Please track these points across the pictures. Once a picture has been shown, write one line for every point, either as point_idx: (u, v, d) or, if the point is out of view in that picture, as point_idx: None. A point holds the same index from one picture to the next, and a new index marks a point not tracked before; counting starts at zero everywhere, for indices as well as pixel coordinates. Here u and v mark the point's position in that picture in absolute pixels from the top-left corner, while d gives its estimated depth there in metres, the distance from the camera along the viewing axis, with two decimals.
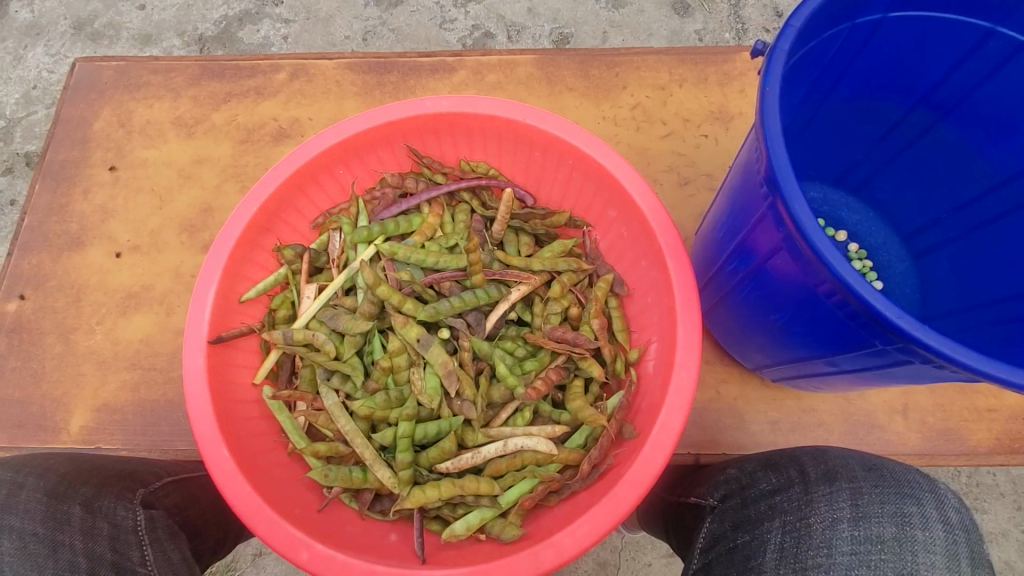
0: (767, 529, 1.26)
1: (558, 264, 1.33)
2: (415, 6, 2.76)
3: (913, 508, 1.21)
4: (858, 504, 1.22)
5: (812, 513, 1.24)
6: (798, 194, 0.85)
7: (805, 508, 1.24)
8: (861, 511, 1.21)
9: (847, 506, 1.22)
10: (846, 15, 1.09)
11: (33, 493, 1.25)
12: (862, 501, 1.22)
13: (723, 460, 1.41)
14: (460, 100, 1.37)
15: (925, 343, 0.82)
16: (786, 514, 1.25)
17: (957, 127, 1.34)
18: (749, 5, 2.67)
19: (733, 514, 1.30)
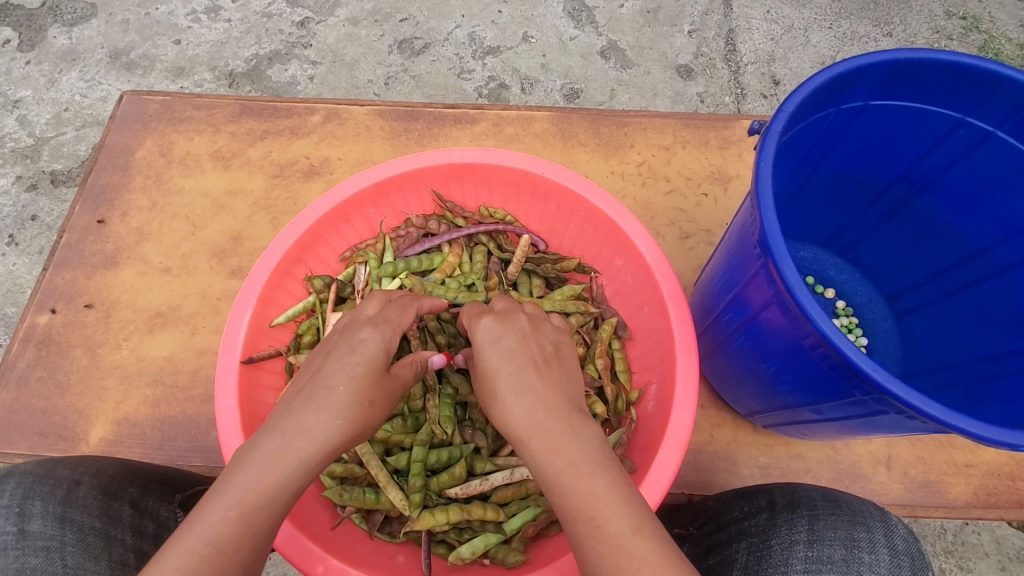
0: (734, 549, 1.25)
1: (567, 306, 1.46)
2: (436, 56, 2.97)
3: (863, 534, 1.19)
4: (814, 528, 1.20)
5: (773, 535, 1.22)
6: (786, 258, 0.97)
7: (767, 531, 1.23)
8: (817, 534, 1.20)
9: (805, 532, 1.20)
10: (831, 102, 1.22)
11: (90, 490, 1.24)
12: (818, 526, 1.20)
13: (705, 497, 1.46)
14: (484, 152, 1.50)
15: (897, 395, 0.91)
16: (751, 536, 1.24)
17: (934, 201, 1.47)
18: (748, 72, 2.88)
19: (706, 539, 1.32)
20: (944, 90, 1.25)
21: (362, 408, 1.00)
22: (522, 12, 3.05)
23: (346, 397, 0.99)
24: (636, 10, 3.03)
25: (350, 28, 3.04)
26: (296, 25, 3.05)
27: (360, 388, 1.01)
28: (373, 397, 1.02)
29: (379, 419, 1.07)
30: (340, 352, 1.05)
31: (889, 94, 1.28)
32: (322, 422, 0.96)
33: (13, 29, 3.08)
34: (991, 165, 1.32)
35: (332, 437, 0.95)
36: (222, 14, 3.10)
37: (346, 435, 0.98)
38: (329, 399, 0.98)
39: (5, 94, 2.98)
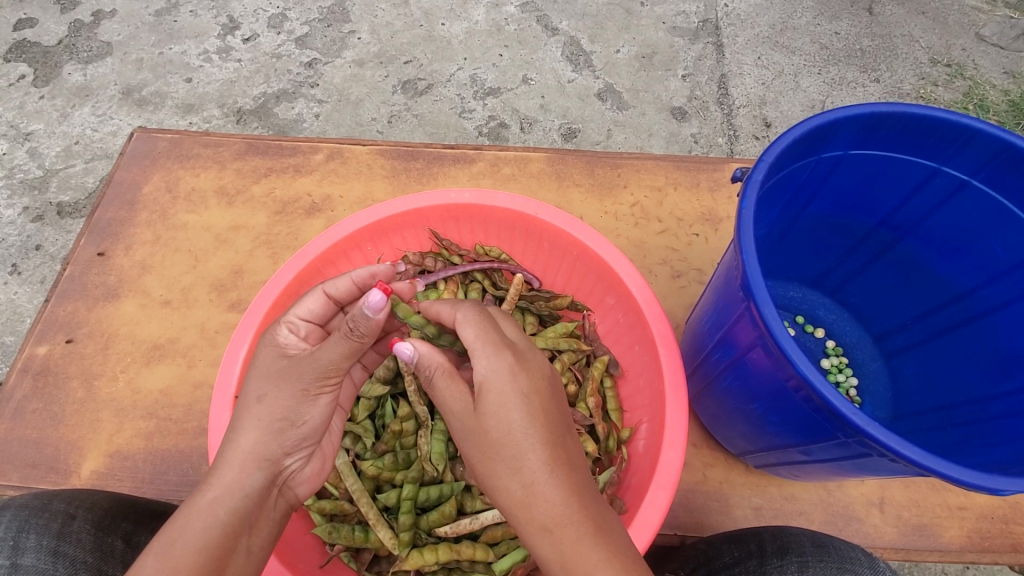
0: None
1: (560, 343, 1.48)
2: (438, 96, 3.08)
3: None
4: None
5: None
6: (768, 302, 1.00)
7: None
8: None
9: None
10: (811, 151, 1.28)
11: (84, 523, 1.23)
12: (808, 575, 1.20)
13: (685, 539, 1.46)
14: (480, 193, 1.55)
15: (878, 438, 0.93)
16: None
17: (915, 245, 1.51)
18: (740, 115, 2.98)
19: None
20: (919, 141, 1.31)
21: (283, 399, 1.04)
22: (522, 55, 3.18)
23: (267, 393, 1.04)
24: (632, 55, 3.16)
25: (357, 69, 3.16)
26: (304, 65, 3.17)
27: (279, 378, 1.05)
28: (296, 385, 1.04)
29: (317, 421, 1.10)
30: (261, 361, 1.07)
31: (867, 144, 1.34)
32: (242, 429, 1.03)
33: (30, 65, 3.19)
34: (968, 212, 1.37)
35: (252, 437, 1.02)
36: (233, 55, 3.23)
37: (269, 442, 1.03)
38: (250, 403, 1.04)
39: (18, 127, 3.07)
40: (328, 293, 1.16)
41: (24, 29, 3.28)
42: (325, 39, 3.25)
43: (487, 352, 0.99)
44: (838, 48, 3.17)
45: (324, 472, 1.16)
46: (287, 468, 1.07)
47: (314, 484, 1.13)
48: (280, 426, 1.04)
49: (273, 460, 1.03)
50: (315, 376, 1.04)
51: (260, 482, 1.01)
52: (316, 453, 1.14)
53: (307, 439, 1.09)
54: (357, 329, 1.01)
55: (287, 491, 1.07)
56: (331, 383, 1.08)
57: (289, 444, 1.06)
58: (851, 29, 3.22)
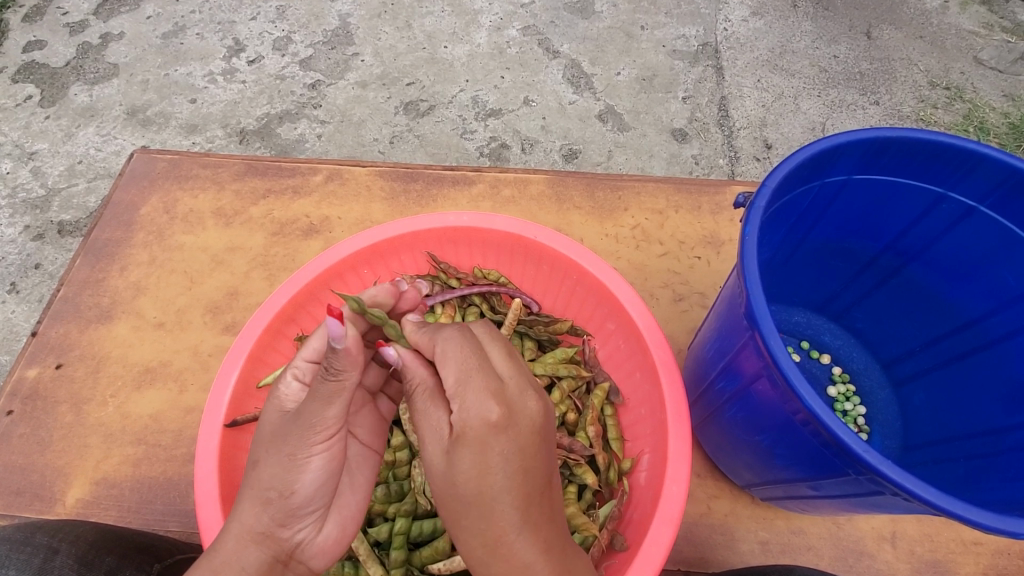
0: None
1: (559, 370, 1.45)
2: (440, 117, 3.09)
3: None
4: None
5: None
6: (773, 332, 0.96)
7: None
8: None
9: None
10: (815, 175, 1.26)
11: (67, 560, 1.16)
12: None
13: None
14: (478, 217, 1.53)
15: (890, 476, 0.88)
16: None
17: (923, 271, 1.48)
18: (741, 136, 2.98)
19: None
20: (925, 166, 1.28)
21: (270, 466, 0.96)
22: (524, 77, 3.20)
23: (259, 461, 0.98)
24: (632, 78, 3.18)
25: (359, 90, 3.18)
26: (307, 87, 3.20)
27: (269, 444, 0.98)
28: (282, 450, 0.96)
29: (315, 484, 0.99)
30: (261, 425, 1.03)
31: (871, 168, 1.32)
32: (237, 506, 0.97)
33: (37, 86, 3.22)
34: (975, 238, 1.34)
35: (247, 511, 0.95)
36: (237, 76, 3.25)
37: (262, 517, 0.95)
38: (243, 474, 0.98)
39: (22, 147, 3.08)
40: (332, 329, 1.09)
41: (34, 51, 3.32)
42: (329, 61, 3.28)
43: (471, 398, 0.88)
44: (836, 71, 3.19)
45: (344, 539, 1.05)
46: (290, 539, 0.98)
47: (331, 553, 1.03)
48: (271, 495, 0.95)
49: (268, 532, 0.95)
50: (301, 436, 0.96)
51: (257, 556, 0.94)
52: (329, 518, 1.04)
53: (307, 505, 0.99)
54: (331, 367, 0.92)
55: (297, 565, 0.99)
56: (319, 442, 0.97)
57: (285, 512, 0.96)
58: (850, 53, 3.24)
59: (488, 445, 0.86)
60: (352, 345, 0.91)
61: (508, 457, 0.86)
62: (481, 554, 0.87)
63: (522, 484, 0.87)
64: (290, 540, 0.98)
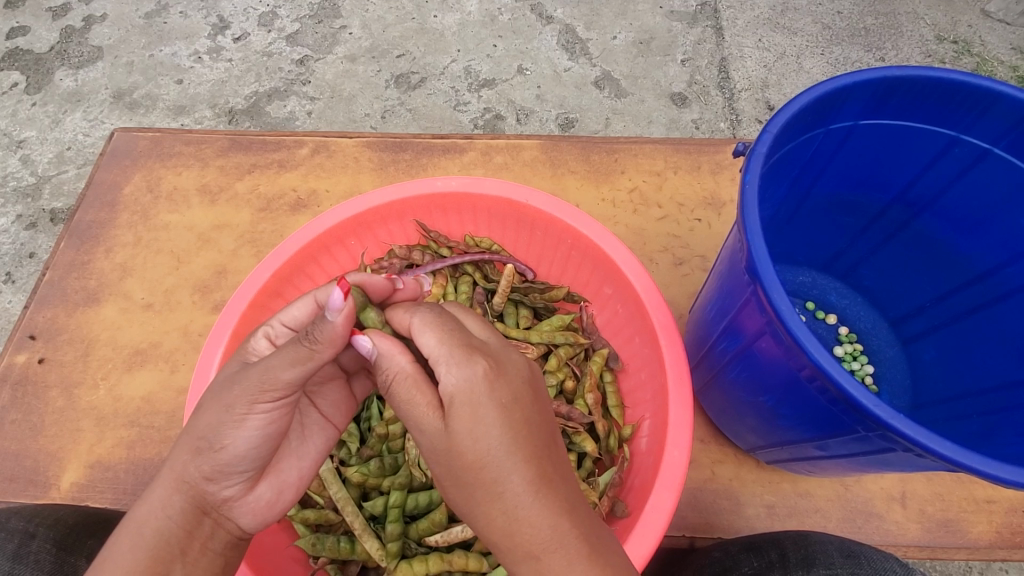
0: None
1: (556, 337, 1.41)
2: (432, 89, 2.99)
3: None
4: None
5: None
6: (776, 284, 0.91)
7: None
8: None
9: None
10: (820, 122, 1.19)
11: (44, 544, 1.14)
12: None
13: (678, 540, 1.38)
14: (466, 181, 1.47)
15: (902, 431, 0.84)
16: None
17: (933, 222, 1.42)
18: (742, 99, 2.87)
19: None
20: (936, 108, 1.22)
21: (209, 415, 0.92)
22: (517, 45, 3.09)
23: (200, 406, 0.94)
24: (629, 41, 3.06)
25: (348, 64, 3.08)
26: (296, 63, 3.10)
27: (216, 389, 0.94)
28: (222, 400, 0.91)
29: (255, 441, 0.94)
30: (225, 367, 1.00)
31: (879, 112, 1.25)
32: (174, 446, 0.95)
33: (22, 73, 3.14)
34: (990, 182, 1.28)
35: (178, 457, 0.93)
36: (223, 54, 3.15)
37: (192, 466, 0.93)
38: (190, 415, 0.95)
39: (10, 135, 3.01)
40: (319, 301, 1.04)
41: (17, 37, 3.22)
42: (316, 36, 3.17)
43: (455, 360, 0.85)
44: (840, 27, 3.06)
45: (277, 505, 1.02)
46: (216, 494, 0.95)
47: (263, 516, 1.00)
48: (199, 446, 0.92)
49: (194, 483, 0.93)
50: (244, 389, 0.90)
51: (183, 503, 0.93)
52: (263, 480, 1.01)
53: (240, 465, 0.95)
54: (310, 334, 0.88)
55: (225, 521, 0.97)
56: (265, 402, 0.91)
57: (210, 466, 0.93)
58: (854, 9, 3.11)
59: (484, 406, 0.83)
60: (341, 323, 0.88)
61: (498, 410, 0.84)
62: (504, 521, 0.83)
63: (528, 439, 0.85)
64: (212, 493, 0.95)
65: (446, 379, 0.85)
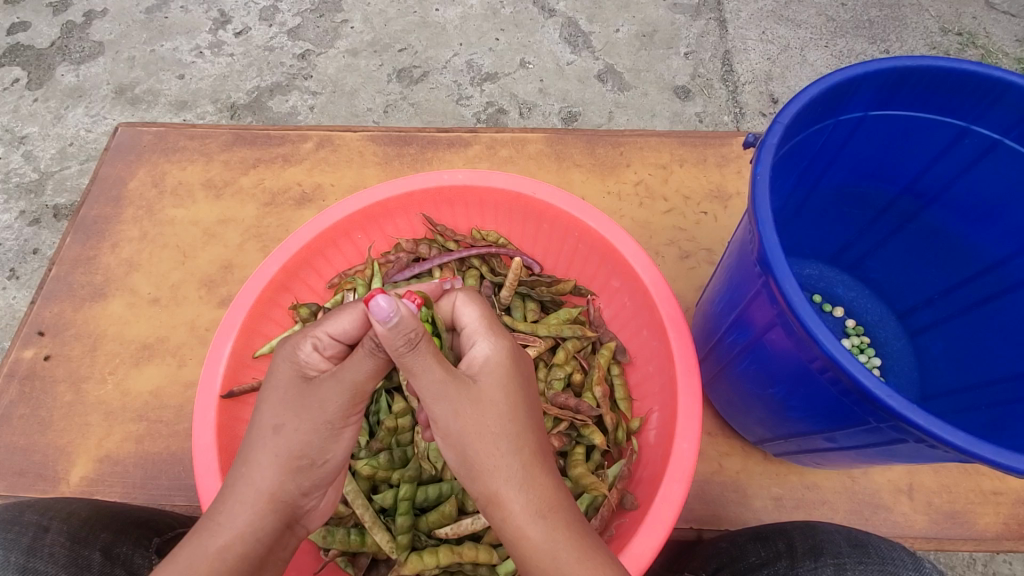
0: None
1: (563, 331, 1.41)
2: (434, 83, 2.98)
3: None
4: None
5: None
6: (788, 275, 0.91)
7: None
8: None
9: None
10: (830, 112, 1.19)
11: (57, 537, 1.15)
12: None
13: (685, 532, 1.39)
14: (474, 174, 1.46)
15: (916, 422, 0.84)
16: None
17: (942, 213, 1.42)
18: (745, 92, 2.86)
19: None
20: (946, 98, 1.21)
21: (304, 431, 0.96)
22: (519, 39, 3.07)
23: (285, 423, 0.96)
24: (632, 34, 3.05)
25: (350, 59, 3.07)
26: (297, 58, 3.09)
27: (301, 405, 0.97)
28: (319, 417, 0.96)
29: (342, 452, 1.02)
30: (278, 380, 0.99)
31: (888, 103, 1.25)
32: (257, 465, 0.95)
33: (23, 68, 3.13)
34: (1001, 172, 1.27)
35: (268, 476, 0.94)
36: (225, 49, 3.14)
37: (287, 483, 0.95)
38: (268, 432, 0.96)
39: (12, 131, 3.01)
40: (367, 313, 1.03)
41: (18, 33, 3.21)
42: (318, 30, 3.16)
43: (492, 333, 1.02)
44: (844, 19, 3.04)
45: (336, 507, 1.10)
46: (305, 507, 0.99)
47: (326, 519, 1.08)
48: (300, 463, 0.96)
49: (291, 500, 0.96)
50: (339, 404, 0.97)
51: (276, 523, 0.94)
52: (332, 488, 1.08)
53: (328, 477, 1.02)
54: (376, 341, 0.92)
55: (299, 530, 1.01)
56: (354, 413, 1.00)
57: (310, 483, 0.98)
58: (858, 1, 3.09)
59: (514, 367, 0.99)
60: (401, 330, 0.93)
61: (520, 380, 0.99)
62: None
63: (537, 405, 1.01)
64: (304, 508, 0.99)
65: (484, 347, 1.00)
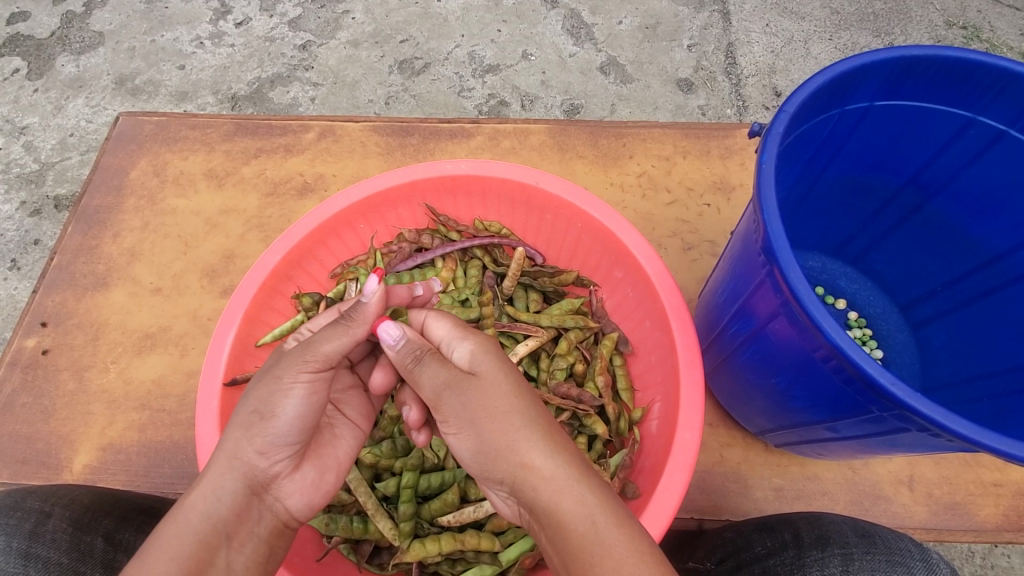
0: None
1: (565, 321, 1.41)
2: (436, 75, 2.96)
3: None
4: (850, 571, 1.09)
5: None
6: (793, 264, 0.91)
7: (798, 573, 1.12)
8: None
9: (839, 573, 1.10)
10: (836, 102, 1.18)
11: (60, 523, 1.16)
12: (853, 569, 1.10)
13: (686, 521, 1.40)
14: (477, 164, 1.46)
15: (920, 410, 0.84)
16: None
17: (947, 205, 1.41)
18: (749, 85, 2.85)
19: None
20: (952, 88, 1.20)
21: (258, 391, 0.96)
22: (521, 30, 3.05)
23: (251, 388, 0.98)
24: (635, 26, 3.03)
25: (352, 50, 3.05)
26: (298, 48, 3.07)
27: (264, 371, 0.99)
28: (270, 375, 0.96)
29: (305, 413, 0.97)
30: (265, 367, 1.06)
31: (894, 93, 1.24)
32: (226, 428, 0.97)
33: (23, 59, 3.12)
34: (1006, 164, 1.26)
35: (230, 438, 0.95)
36: (226, 39, 3.13)
37: (244, 444, 0.94)
38: (240, 399, 0.98)
39: (12, 121, 3.00)
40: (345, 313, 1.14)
41: (18, 23, 3.19)
42: (318, 21, 3.14)
43: (468, 339, 1.02)
44: (849, 12, 3.02)
45: (322, 486, 1.04)
46: (267, 472, 0.96)
47: (309, 496, 1.02)
48: (252, 421, 0.94)
49: (247, 462, 0.94)
50: (290, 361, 0.96)
51: (236, 485, 0.93)
52: (307, 460, 1.03)
53: (289, 438, 0.97)
54: (349, 313, 1.00)
55: (273, 502, 0.98)
56: (307, 373, 0.97)
57: (265, 441, 0.94)
58: None
59: (496, 358, 0.98)
60: (373, 303, 1.00)
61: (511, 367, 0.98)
62: None
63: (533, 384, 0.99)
64: (267, 473, 0.96)
65: (465, 354, 1.00)
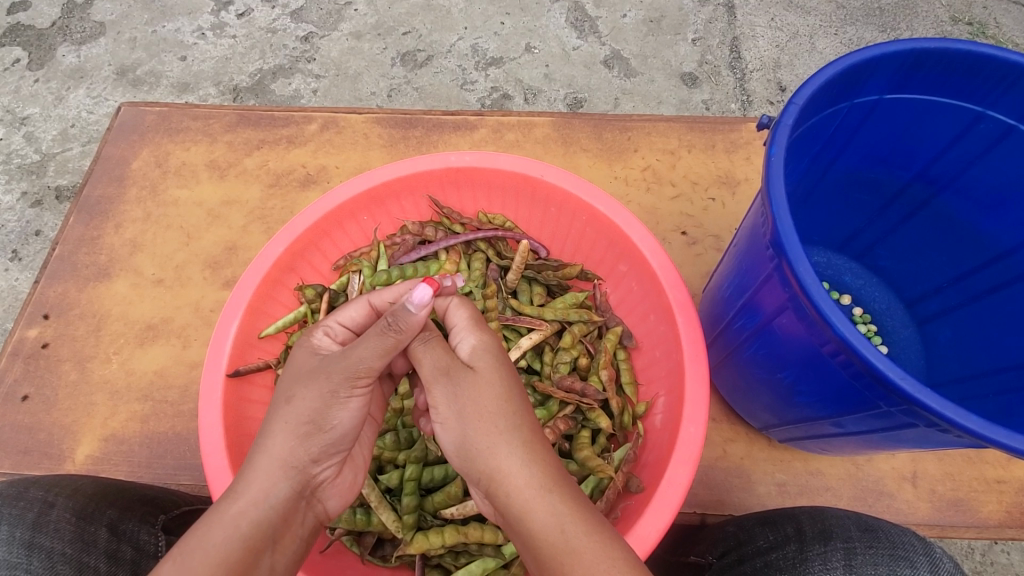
0: None
1: (569, 315, 1.40)
2: (439, 67, 2.94)
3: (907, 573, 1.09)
4: (853, 565, 1.09)
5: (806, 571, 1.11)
6: (802, 258, 0.90)
7: (800, 567, 1.12)
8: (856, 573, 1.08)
9: (841, 567, 1.10)
10: (845, 95, 1.17)
11: (63, 513, 1.16)
12: (855, 562, 1.09)
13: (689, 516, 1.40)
14: (481, 156, 1.45)
15: (928, 405, 0.83)
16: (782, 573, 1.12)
17: (954, 200, 1.40)
18: (753, 79, 2.82)
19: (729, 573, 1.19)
20: (963, 83, 1.19)
21: (311, 400, 0.95)
22: (525, 23, 3.03)
23: (296, 394, 0.96)
24: (639, 20, 3.01)
25: (354, 41, 3.03)
26: (300, 40, 3.05)
27: (310, 376, 0.97)
28: (324, 384, 0.96)
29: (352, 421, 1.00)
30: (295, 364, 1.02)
31: (904, 87, 1.23)
32: (269, 432, 0.94)
33: (24, 48, 3.10)
34: (1015, 159, 1.25)
35: (280, 443, 0.93)
36: (227, 30, 3.11)
37: (299, 449, 0.93)
38: (280, 404, 0.96)
39: (13, 112, 2.99)
40: (374, 305, 1.10)
41: (18, 12, 3.18)
42: (321, 12, 3.12)
43: (475, 330, 1.04)
44: (855, 6, 2.99)
45: (356, 487, 1.06)
46: (316, 476, 0.96)
47: (346, 498, 1.03)
48: (307, 429, 0.94)
49: (301, 467, 0.93)
50: (345, 373, 0.96)
51: (287, 490, 0.91)
52: (346, 464, 1.05)
53: (339, 444, 0.99)
54: (396, 322, 0.94)
55: (317, 505, 0.97)
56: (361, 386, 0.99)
57: (319, 448, 0.96)
58: None
59: (498, 360, 1.01)
60: (422, 316, 0.95)
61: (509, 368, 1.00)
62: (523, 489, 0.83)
63: None
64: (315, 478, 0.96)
65: (469, 345, 1.02)
